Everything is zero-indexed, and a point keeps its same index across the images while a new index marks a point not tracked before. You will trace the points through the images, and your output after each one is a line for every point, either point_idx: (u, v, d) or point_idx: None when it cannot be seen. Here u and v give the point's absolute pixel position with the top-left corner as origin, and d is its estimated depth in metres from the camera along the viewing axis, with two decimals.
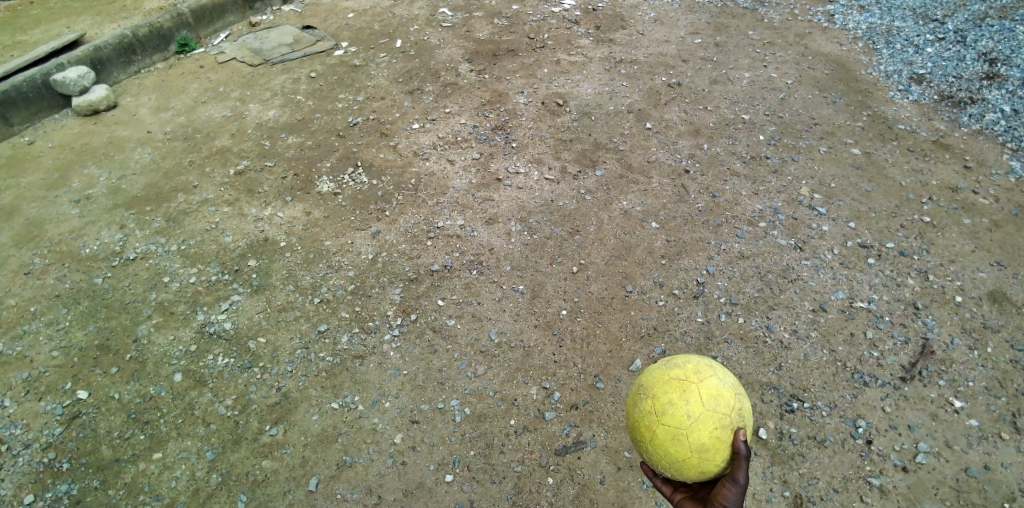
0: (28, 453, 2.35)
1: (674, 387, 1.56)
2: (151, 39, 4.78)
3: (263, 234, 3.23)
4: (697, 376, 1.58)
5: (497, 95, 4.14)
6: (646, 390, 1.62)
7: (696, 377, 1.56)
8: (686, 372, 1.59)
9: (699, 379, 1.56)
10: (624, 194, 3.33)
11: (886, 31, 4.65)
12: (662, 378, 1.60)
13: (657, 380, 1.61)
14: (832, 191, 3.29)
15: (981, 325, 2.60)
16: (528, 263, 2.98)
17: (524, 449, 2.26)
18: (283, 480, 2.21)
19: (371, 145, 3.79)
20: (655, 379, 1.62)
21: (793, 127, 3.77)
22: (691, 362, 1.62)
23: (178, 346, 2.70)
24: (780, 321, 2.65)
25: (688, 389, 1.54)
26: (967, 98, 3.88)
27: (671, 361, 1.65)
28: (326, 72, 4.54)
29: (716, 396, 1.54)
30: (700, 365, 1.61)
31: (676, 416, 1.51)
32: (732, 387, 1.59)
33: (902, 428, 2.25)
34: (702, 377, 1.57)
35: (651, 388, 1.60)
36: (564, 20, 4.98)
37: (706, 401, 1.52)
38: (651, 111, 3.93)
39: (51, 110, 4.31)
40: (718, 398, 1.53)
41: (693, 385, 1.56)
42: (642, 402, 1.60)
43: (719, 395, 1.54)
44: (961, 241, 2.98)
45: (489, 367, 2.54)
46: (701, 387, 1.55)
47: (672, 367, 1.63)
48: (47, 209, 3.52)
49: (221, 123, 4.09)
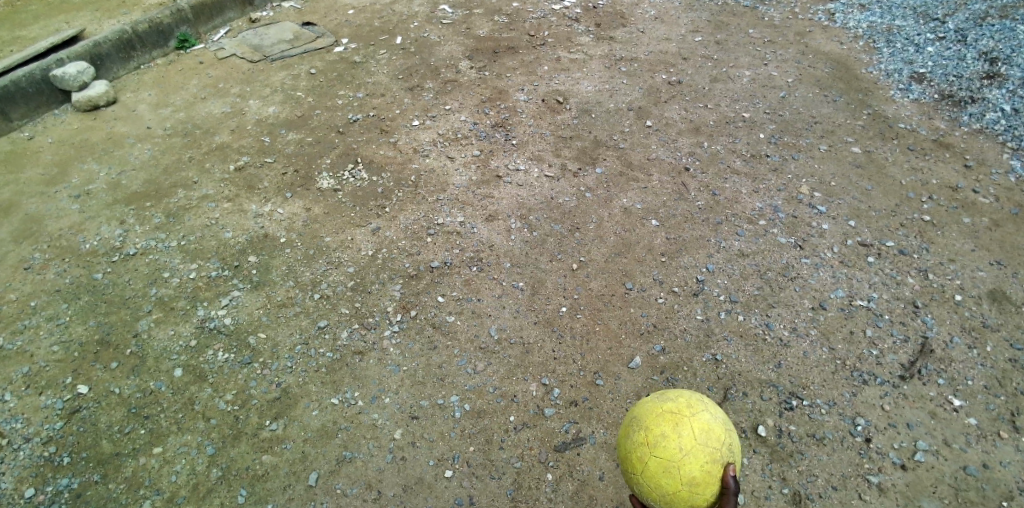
0: (28, 447, 2.35)
1: (667, 420, 1.58)
2: (151, 35, 4.77)
3: (263, 230, 3.23)
4: (690, 409, 1.60)
5: (497, 92, 4.14)
6: (639, 421, 1.64)
7: (689, 410, 1.58)
8: (679, 405, 1.61)
9: (692, 412, 1.59)
10: (624, 192, 3.33)
11: (887, 30, 4.65)
12: (655, 410, 1.62)
13: (651, 413, 1.63)
14: (832, 190, 3.29)
15: (980, 324, 2.60)
16: (528, 260, 2.98)
17: (523, 445, 2.27)
18: (283, 475, 2.21)
19: (371, 142, 3.78)
20: (648, 412, 1.64)
21: (794, 125, 3.77)
22: (684, 396, 1.65)
23: (177, 341, 2.70)
24: (779, 319, 2.65)
25: (680, 422, 1.56)
26: (967, 97, 3.89)
27: (664, 395, 1.68)
28: (325, 69, 4.53)
29: (708, 430, 1.56)
30: (692, 399, 1.64)
31: (668, 448, 1.53)
32: (723, 423, 1.61)
33: (901, 426, 2.26)
34: (694, 411, 1.59)
35: (644, 421, 1.62)
36: (565, 17, 4.98)
37: (698, 434, 1.54)
38: (651, 109, 3.93)
39: (50, 106, 4.30)
40: (709, 433, 1.55)
41: (685, 418, 1.58)
42: (634, 433, 1.62)
43: (710, 430, 1.56)
44: (961, 240, 2.98)
45: (489, 364, 2.54)
46: (694, 421, 1.56)
47: (665, 400, 1.65)
48: (47, 204, 3.51)
49: (220, 120, 4.09)
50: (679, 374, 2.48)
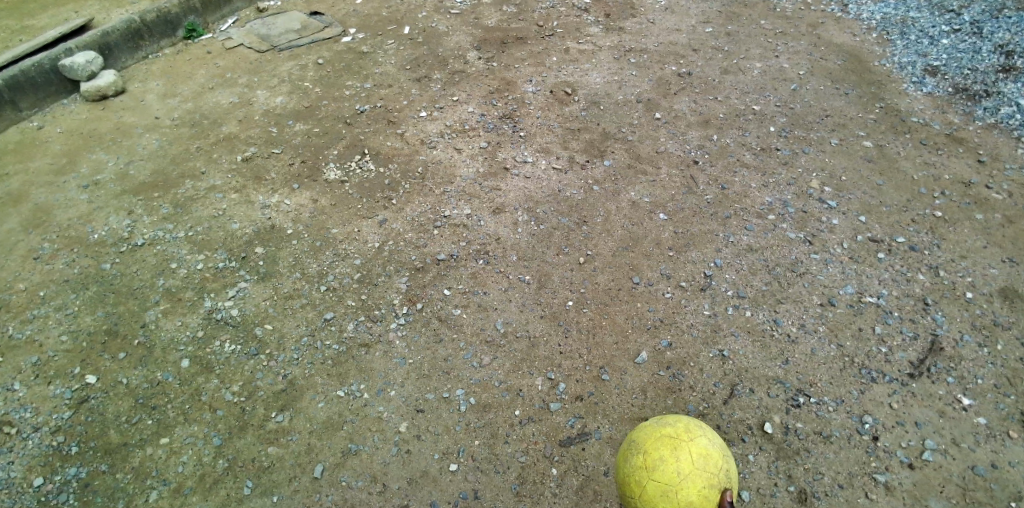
0: (37, 436, 2.37)
1: (665, 444, 1.62)
2: (158, 24, 4.75)
3: (269, 221, 3.24)
4: (688, 435, 1.65)
5: (505, 83, 4.11)
6: (637, 446, 1.68)
7: (686, 436, 1.63)
8: (677, 431, 1.66)
9: (690, 438, 1.64)
10: (632, 185, 3.30)
11: (901, 22, 4.57)
12: (653, 435, 1.67)
13: (649, 437, 1.68)
14: (843, 185, 3.25)
15: (991, 323, 2.57)
16: (535, 253, 2.97)
17: (528, 440, 2.27)
18: (289, 467, 2.22)
19: (378, 133, 3.77)
20: (646, 436, 1.69)
21: (805, 118, 3.72)
22: (682, 422, 1.70)
23: (185, 332, 2.71)
24: (787, 315, 2.63)
25: (678, 446, 1.61)
26: (982, 91, 3.83)
27: (662, 421, 1.74)
28: (333, 59, 4.51)
29: (706, 455, 1.60)
30: (690, 425, 1.69)
31: (666, 472, 1.56)
32: (719, 448, 1.65)
33: (909, 425, 2.24)
34: (691, 436, 1.64)
35: (643, 445, 1.66)
36: (574, 8, 4.93)
37: (696, 459, 1.58)
38: (660, 101, 3.89)
39: (59, 95, 4.31)
40: (707, 458, 1.59)
41: (683, 443, 1.63)
42: (633, 457, 1.66)
43: (708, 455, 1.60)
44: (973, 237, 2.95)
45: (495, 358, 2.54)
46: (691, 446, 1.61)
47: (664, 426, 1.71)
48: (55, 194, 3.53)
49: (228, 110, 4.08)
50: (685, 370, 2.46)
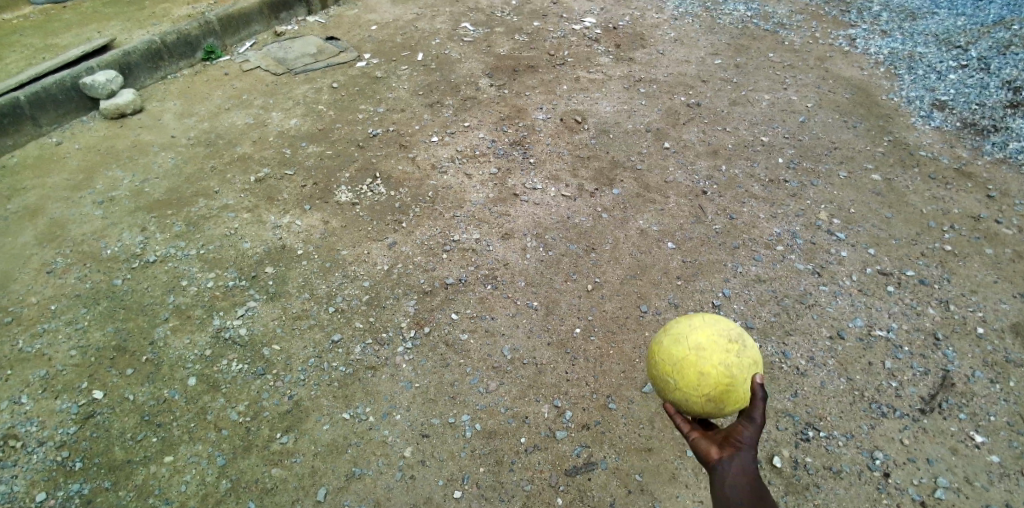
0: (41, 451, 2.38)
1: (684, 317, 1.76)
2: (179, 46, 4.87)
3: (280, 242, 3.27)
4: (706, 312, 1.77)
5: (516, 110, 4.17)
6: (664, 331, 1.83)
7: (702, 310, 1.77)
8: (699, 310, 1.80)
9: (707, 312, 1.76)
10: (640, 213, 3.32)
11: (908, 57, 4.63)
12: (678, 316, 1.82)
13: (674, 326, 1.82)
14: (851, 217, 3.26)
15: (1003, 359, 2.55)
16: (543, 279, 2.98)
17: (534, 468, 2.25)
18: (292, 489, 2.21)
19: (390, 157, 3.83)
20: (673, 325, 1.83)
21: (813, 150, 3.75)
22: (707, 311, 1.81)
23: (193, 350, 2.73)
24: (796, 347, 2.62)
25: (694, 315, 1.75)
26: (990, 126, 3.85)
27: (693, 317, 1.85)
28: (347, 83, 4.60)
29: (718, 318, 1.70)
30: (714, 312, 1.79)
31: (677, 328, 1.70)
32: (738, 337, 1.65)
33: (920, 462, 2.21)
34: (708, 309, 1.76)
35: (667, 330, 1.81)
36: (585, 38, 5.02)
37: (707, 319, 1.69)
38: (669, 131, 3.93)
39: (78, 113, 4.40)
40: (719, 320, 1.70)
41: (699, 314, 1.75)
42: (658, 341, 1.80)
43: (721, 319, 1.70)
44: (983, 271, 2.94)
45: (501, 384, 2.53)
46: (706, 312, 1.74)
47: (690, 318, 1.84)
48: (71, 209, 3.58)
49: (243, 131, 4.15)
50: None
